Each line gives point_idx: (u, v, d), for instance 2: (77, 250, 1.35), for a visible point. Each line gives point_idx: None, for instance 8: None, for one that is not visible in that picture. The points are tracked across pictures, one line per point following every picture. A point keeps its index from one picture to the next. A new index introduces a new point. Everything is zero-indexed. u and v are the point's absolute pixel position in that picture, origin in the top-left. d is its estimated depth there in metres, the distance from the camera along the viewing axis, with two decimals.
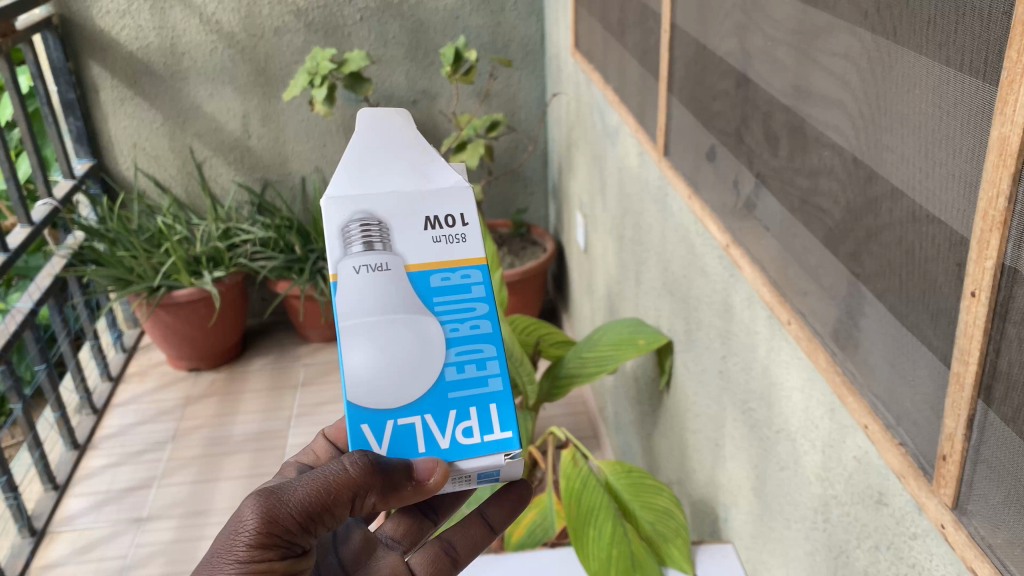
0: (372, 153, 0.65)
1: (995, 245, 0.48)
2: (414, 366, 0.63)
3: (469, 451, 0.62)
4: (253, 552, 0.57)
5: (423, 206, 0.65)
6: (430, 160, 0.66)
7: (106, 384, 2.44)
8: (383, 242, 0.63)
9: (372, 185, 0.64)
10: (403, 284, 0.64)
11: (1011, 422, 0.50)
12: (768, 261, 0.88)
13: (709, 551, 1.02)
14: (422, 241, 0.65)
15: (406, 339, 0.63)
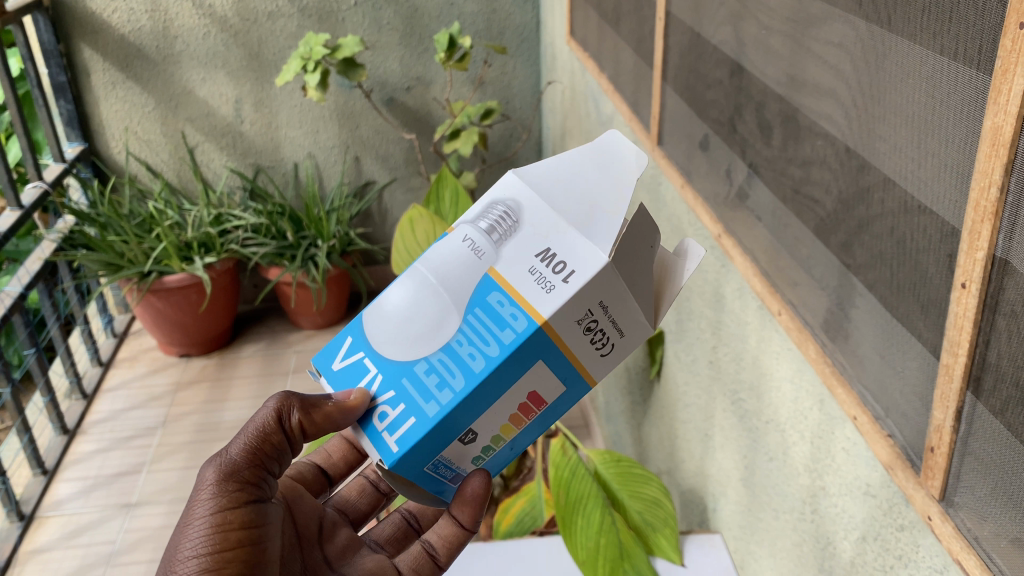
0: (585, 179, 0.58)
1: (986, 236, 0.48)
2: (410, 339, 0.58)
3: (373, 430, 0.60)
4: (214, 502, 0.60)
5: (556, 241, 0.56)
6: (609, 219, 0.56)
7: (97, 369, 2.43)
8: (496, 235, 0.57)
9: (550, 191, 0.58)
10: (464, 274, 0.57)
11: (999, 414, 0.50)
12: (759, 251, 0.87)
13: (698, 542, 1.04)
14: (515, 256, 0.56)
15: (424, 320, 0.58)
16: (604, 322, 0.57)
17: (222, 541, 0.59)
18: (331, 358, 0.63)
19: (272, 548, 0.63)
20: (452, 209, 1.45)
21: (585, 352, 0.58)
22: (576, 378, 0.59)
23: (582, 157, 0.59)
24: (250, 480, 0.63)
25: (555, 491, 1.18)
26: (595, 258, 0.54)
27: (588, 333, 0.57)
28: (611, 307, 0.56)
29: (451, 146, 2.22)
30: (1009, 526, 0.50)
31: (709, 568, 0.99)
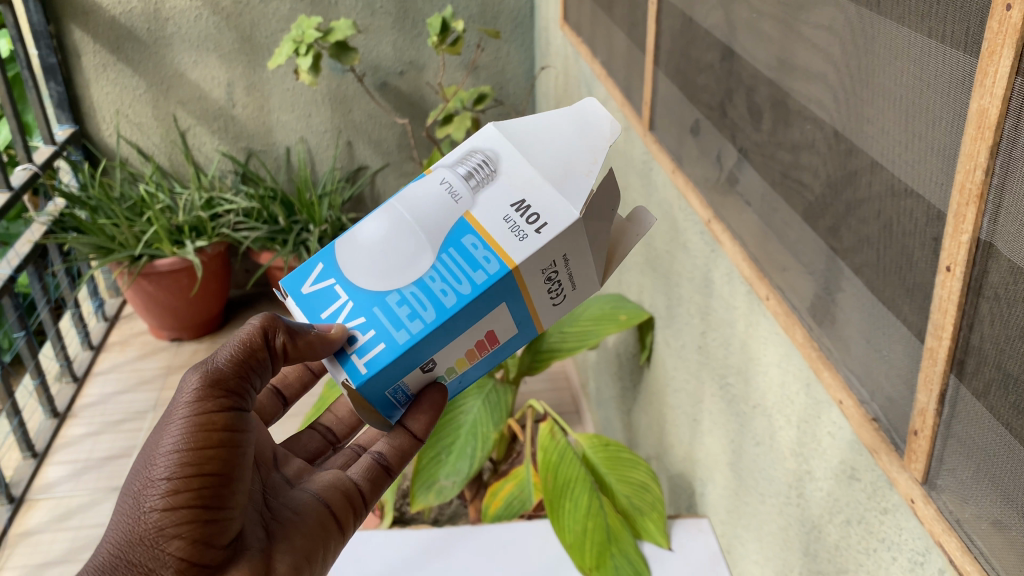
0: (561, 141, 0.62)
1: (970, 219, 0.48)
2: (384, 267, 0.61)
3: (338, 353, 0.61)
4: (191, 411, 0.59)
5: (530, 195, 0.60)
6: (581, 180, 0.60)
7: (87, 353, 2.43)
8: (474, 182, 0.61)
9: (526, 148, 0.62)
10: (441, 213, 0.60)
11: (982, 397, 0.50)
12: (748, 236, 0.87)
13: (686, 526, 1.05)
14: (489, 202, 0.60)
15: (401, 250, 0.60)
16: (564, 275, 0.61)
17: (196, 453, 0.58)
18: (299, 282, 0.64)
19: (247, 464, 0.62)
20: None
21: (541, 300, 0.62)
22: (527, 324, 0.63)
23: (560, 121, 0.63)
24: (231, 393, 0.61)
25: (544, 474, 1.18)
26: (566, 213, 0.58)
27: (549, 282, 0.61)
28: (572, 259, 0.60)
29: (444, 131, 2.22)
30: (991, 508, 0.51)
31: (698, 553, 1.01)
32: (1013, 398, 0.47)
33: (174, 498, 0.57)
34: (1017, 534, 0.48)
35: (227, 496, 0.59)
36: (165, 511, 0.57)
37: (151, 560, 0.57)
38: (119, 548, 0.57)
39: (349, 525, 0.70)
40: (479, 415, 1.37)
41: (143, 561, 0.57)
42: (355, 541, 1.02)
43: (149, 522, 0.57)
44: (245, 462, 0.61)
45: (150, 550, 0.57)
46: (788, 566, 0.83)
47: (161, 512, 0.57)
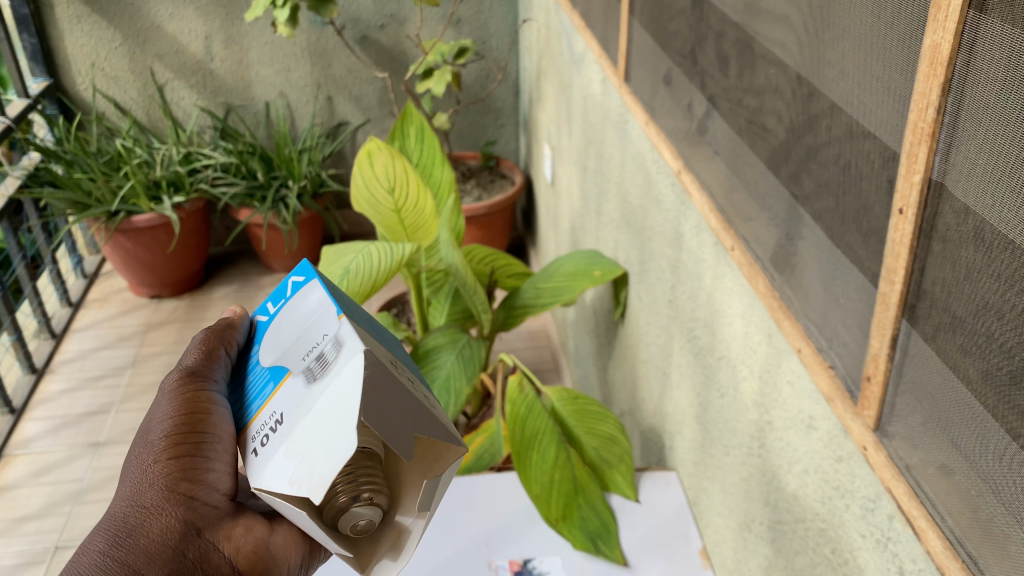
0: (320, 442, 0.51)
1: (923, 159, 0.47)
2: (278, 330, 0.63)
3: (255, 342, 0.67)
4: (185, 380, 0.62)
5: (285, 428, 0.55)
6: (281, 479, 0.52)
7: (66, 309, 2.41)
8: (310, 370, 0.57)
9: (328, 409, 0.53)
10: (293, 355, 0.59)
11: (931, 341, 0.50)
12: (716, 187, 0.86)
13: (654, 479, 1.07)
14: (295, 382, 0.57)
15: (277, 344, 0.62)
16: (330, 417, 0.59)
17: (193, 410, 0.61)
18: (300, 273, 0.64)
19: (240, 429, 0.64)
20: (417, 147, 1.43)
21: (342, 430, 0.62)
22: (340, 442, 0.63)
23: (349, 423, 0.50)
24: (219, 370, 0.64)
25: (513, 428, 1.18)
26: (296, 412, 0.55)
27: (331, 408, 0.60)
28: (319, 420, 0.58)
29: (424, 85, 2.19)
30: (938, 453, 0.50)
31: (663, 505, 1.02)
32: (960, 340, 0.47)
33: (178, 446, 0.59)
34: (962, 479, 0.48)
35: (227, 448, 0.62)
36: (172, 456, 0.59)
37: (162, 502, 0.58)
38: (127, 499, 0.58)
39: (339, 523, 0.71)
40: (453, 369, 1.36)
41: (153, 504, 0.58)
42: None
43: (159, 469, 0.59)
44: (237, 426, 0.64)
45: (161, 490, 0.58)
46: (749, 517, 0.83)
47: (168, 457, 0.59)
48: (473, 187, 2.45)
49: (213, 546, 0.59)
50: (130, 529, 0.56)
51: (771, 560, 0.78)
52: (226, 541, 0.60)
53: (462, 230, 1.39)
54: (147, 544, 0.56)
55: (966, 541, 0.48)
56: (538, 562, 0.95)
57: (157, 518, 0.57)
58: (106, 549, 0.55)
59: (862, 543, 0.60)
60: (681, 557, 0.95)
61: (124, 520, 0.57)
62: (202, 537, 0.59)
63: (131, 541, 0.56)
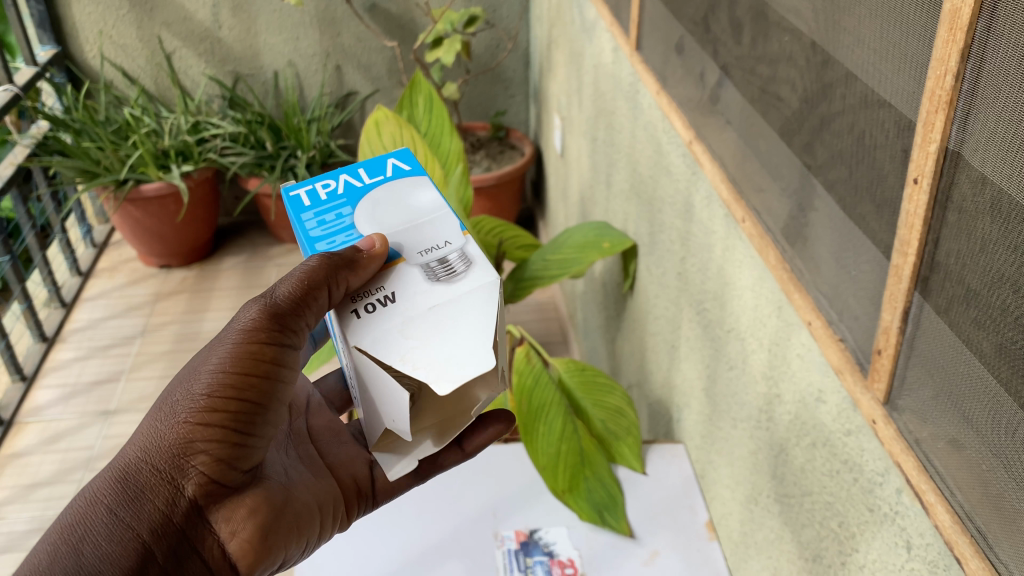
0: (451, 347, 0.55)
1: (939, 127, 0.46)
2: (380, 196, 0.65)
3: (321, 177, 0.68)
4: (237, 338, 0.60)
5: (400, 309, 0.57)
6: (392, 354, 0.55)
7: (76, 279, 2.42)
8: (430, 269, 0.60)
9: (457, 317, 0.57)
10: (408, 239, 0.62)
11: (943, 314, 0.49)
12: (728, 157, 0.85)
13: (661, 451, 1.07)
14: (412, 274, 0.60)
15: (381, 213, 0.64)
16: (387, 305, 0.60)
17: (234, 380, 0.59)
18: (408, 162, 0.69)
19: (279, 401, 0.63)
20: (424, 117, 1.41)
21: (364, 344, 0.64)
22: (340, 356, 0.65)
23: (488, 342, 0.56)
24: (280, 332, 0.61)
25: (519, 400, 1.18)
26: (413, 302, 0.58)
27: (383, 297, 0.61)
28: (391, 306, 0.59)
29: (433, 54, 2.17)
30: (948, 428, 0.50)
31: (670, 478, 1.03)
32: (974, 313, 0.46)
33: (208, 415, 0.59)
34: (973, 454, 0.48)
35: (257, 424, 0.61)
36: (197, 424, 0.58)
37: (175, 470, 0.58)
38: (146, 453, 0.58)
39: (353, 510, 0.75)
40: None
41: (166, 466, 0.58)
42: None
43: (179, 434, 0.58)
44: (275, 400, 0.62)
45: (178, 458, 0.58)
46: (757, 489, 0.83)
47: (192, 424, 0.58)
48: (482, 158, 2.44)
49: (211, 525, 0.60)
50: (138, 489, 0.57)
51: (778, 533, 0.78)
52: (223, 524, 0.61)
53: (470, 200, 1.37)
54: (152, 510, 0.57)
55: (974, 516, 0.48)
56: (544, 533, 0.96)
57: (166, 484, 0.58)
58: (112, 505, 0.56)
59: (869, 517, 0.60)
60: (688, 531, 0.95)
61: (134, 476, 0.57)
62: (201, 515, 0.60)
63: (136, 505, 0.57)
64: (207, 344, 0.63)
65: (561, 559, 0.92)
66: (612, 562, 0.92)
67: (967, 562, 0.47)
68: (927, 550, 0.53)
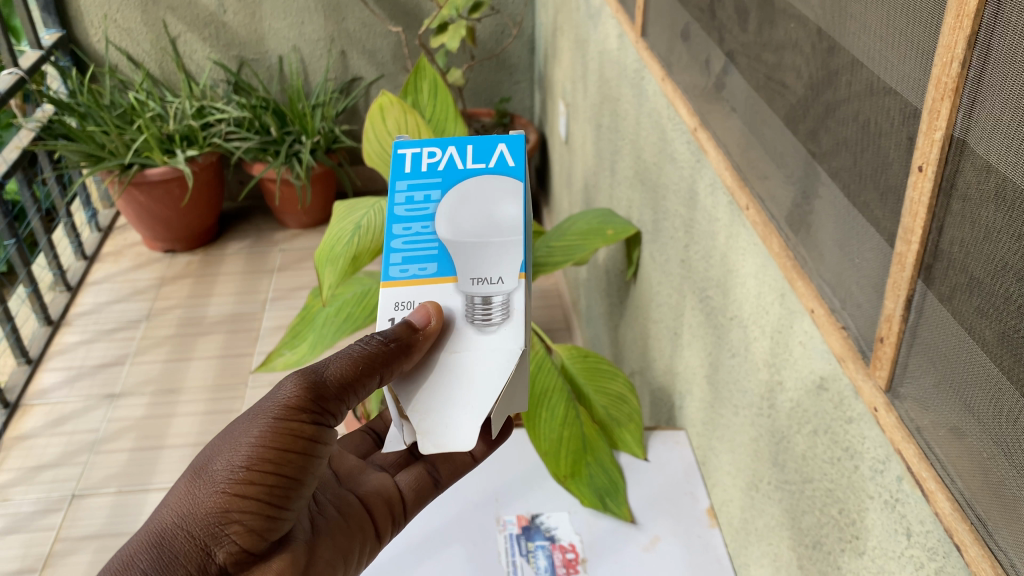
0: (447, 400, 0.62)
1: (945, 115, 0.46)
2: (471, 191, 0.67)
3: (435, 143, 0.72)
4: (278, 413, 0.62)
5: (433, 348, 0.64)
6: (408, 401, 0.63)
7: (81, 263, 2.42)
8: (472, 305, 0.64)
9: (471, 373, 0.62)
10: (468, 258, 0.65)
11: (946, 302, 0.49)
12: (732, 144, 0.85)
13: (663, 438, 1.08)
14: (454, 304, 0.65)
15: (463, 212, 0.66)
16: None
17: (272, 452, 0.61)
18: (516, 155, 0.70)
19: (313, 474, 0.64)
20: (429, 102, 1.41)
21: None
22: None
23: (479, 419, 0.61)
24: (319, 409, 0.63)
25: None
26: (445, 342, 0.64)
27: None
28: None
29: (439, 40, 2.16)
30: (950, 416, 0.50)
31: (671, 465, 1.04)
32: (977, 301, 0.46)
33: (245, 486, 0.59)
34: (975, 441, 0.48)
35: (290, 497, 0.62)
36: (233, 494, 0.59)
37: (209, 538, 0.59)
38: (181, 519, 0.59)
39: (386, 532, 0.75)
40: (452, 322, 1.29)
41: (201, 534, 0.58)
42: None
43: (216, 503, 0.59)
44: (309, 475, 0.63)
45: (213, 526, 0.59)
46: (758, 476, 0.83)
47: (229, 495, 0.59)
48: None
49: None
50: (172, 555, 0.57)
51: (779, 520, 0.78)
52: None
53: None
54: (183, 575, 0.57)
55: (975, 503, 0.48)
56: (545, 518, 0.96)
57: (199, 552, 0.58)
58: (148, 570, 0.56)
59: (870, 503, 0.60)
60: (688, 517, 0.96)
61: (168, 543, 0.58)
62: None
63: (170, 570, 0.57)
64: (244, 415, 0.64)
65: (562, 544, 0.93)
66: (613, 546, 0.93)
67: (966, 548, 0.48)
68: (926, 537, 0.53)
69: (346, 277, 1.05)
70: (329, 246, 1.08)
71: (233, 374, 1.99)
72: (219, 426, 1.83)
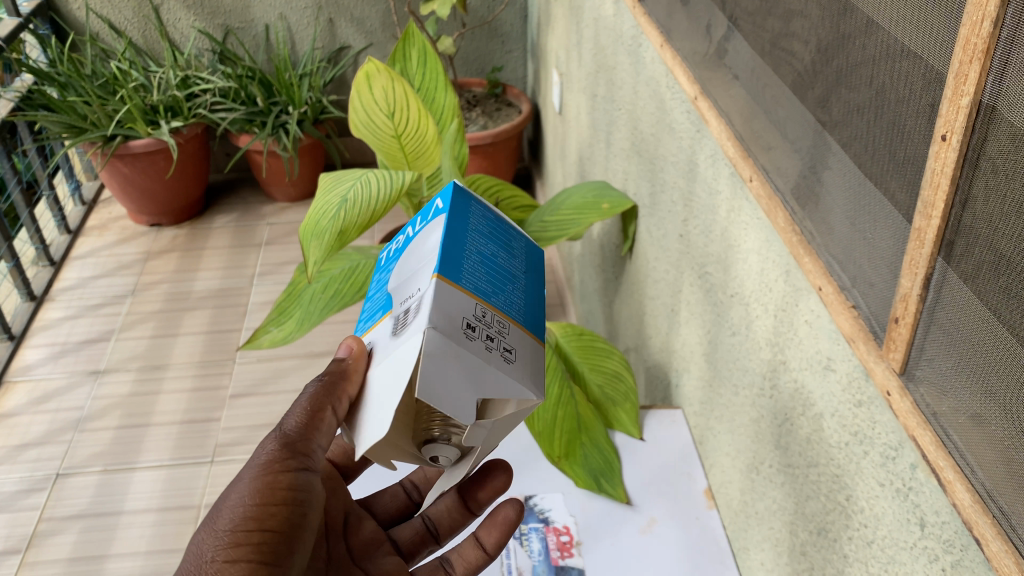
0: (370, 415, 0.54)
1: (973, 79, 0.42)
2: (412, 250, 0.62)
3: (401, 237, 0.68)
4: (258, 470, 0.58)
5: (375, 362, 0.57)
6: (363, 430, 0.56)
7: (65, 237, 2.37)
8: (398, 318, 0.56)
9: (391, 379, 0.53)
10: (399, 292, 0.59)
11: (970, 281, 0.46)
12: (735, 114, 0.81)
13: (659, 417, 1.05)
14: (384, 329, 0.58)
15: (404, 266, 0.61)
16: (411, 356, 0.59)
17: (257, 505, 0.56)
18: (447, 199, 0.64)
19: (307, 521, 0.59)
20: (418, 70, 1.36)
21: None
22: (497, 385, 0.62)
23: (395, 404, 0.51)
24: (293, 456, 0.59)
25: None
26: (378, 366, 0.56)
27: None
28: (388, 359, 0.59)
29: (429, 8, 2.10)
30: (970, 402, 0.47)
31: (669, 444, 1.01)
32: (1004, 281, 0.42)
33: (236, 547, 0.54)
34: (997, 429, 0.45)
35: (286, 547, 0.56)
36: (226, 557, 0.54)
37: None
38: None
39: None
40: None
41: None
42: None
43: (207, 570, 0.53)
44: (302, 519, 0.58)
45: None
46: (759, 458, 0.80)
47: (220, 560, 0.54)
48: (479, 116, 2.38)
49: None
50: None
51: (780, 504, 0.76)
52: None
53: (465, 158, 1.31)
54: None
55: (997, 495, 0.45)
56: (539, 500, 0.94)
57: None
58: None
59: (880, 491, 0.57)
60: (685, 499, 0.93)
61: None
62: None
63: None
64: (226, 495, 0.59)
65: (556, 526, 0.91)
66: (609, 530, 0.90)
67: (987, 543, 0.45)
68: (942, 528, 0.50)
69: (332, 254, 1.01)
70: (315, 220, 1.02)
71: (221, 350, 1.95)
72: (206, 403, 1.80)
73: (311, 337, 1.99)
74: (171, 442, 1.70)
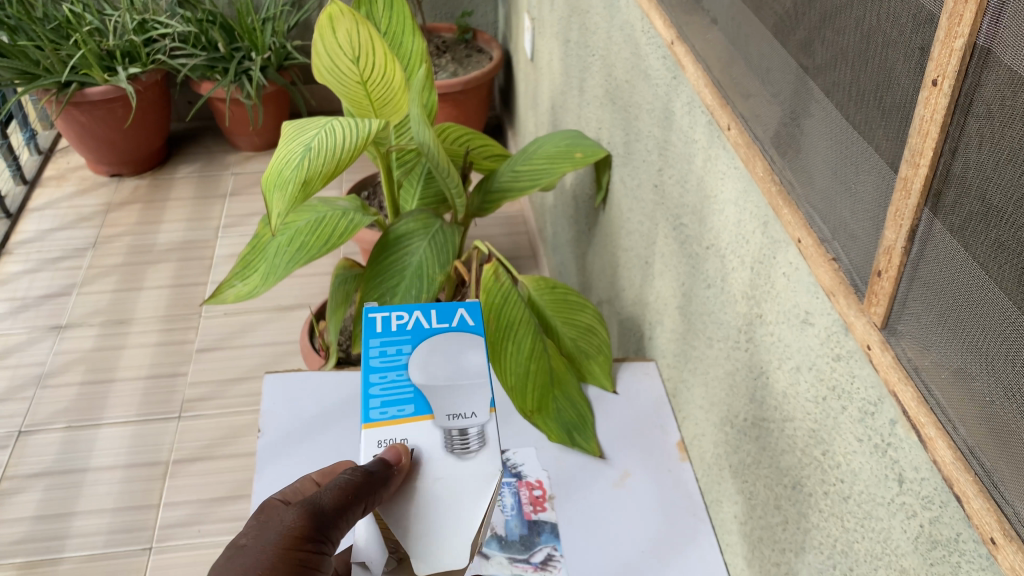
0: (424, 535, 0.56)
1: (968, 20, 0.40)
2: (442, 345, 0.64)
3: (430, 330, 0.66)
4: (280, 543, 0.58)
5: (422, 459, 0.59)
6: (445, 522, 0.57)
7: (21, 188, 2.30)
8: (449, 437, 0.60)
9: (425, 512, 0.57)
10: (444, 399, 0.61)
11: (957, 233, 0.44)
12: (713, 59, 0.78)
13: (632, 369, 1.05)
14: (429, 439, 0.60)
15: (433, 363, 0.63)
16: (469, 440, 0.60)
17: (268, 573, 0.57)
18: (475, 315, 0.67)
19: None
20: (385, 14, 1.32)
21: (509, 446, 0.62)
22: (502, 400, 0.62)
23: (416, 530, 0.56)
24: (319, 538, 0.59)
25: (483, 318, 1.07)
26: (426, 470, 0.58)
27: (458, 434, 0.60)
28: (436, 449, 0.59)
29: None
30: (954, 356, 0.46)
31: (643, 396, 1.01)
32: (995, 234, 0.41)
33: None
34: (980, 385, 0.44)
35: None
36: None
37: None
38: None
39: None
40: (425, 257, 1.22)
41: None
42: (287, 385, 1.00)
43: None
44: None
45: None
46: (733, 411, 0.80)
47: None
48: (448, 63, 2.32)
49: None
50: None
51: (755, 458, 0.75)
52: None
53: (435, 105, 1.27)
54: None
55: (979, 452, 0.44)
56: (512, 454, 0.94)
57: None
58: None
59: (858, 447, 0.56)
60: (659, 451, 0.94)
61: None
62: None
63: None
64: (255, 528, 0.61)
65: (529, 480, 0.91)
66: (583, 483, 0.90)
67: (969, 501, 0.44)
68: (921, 484, 0.49)
69: (296, 206, 0.97)
70: (278, 170, 0.98)
71: (186, 305, 1.91)
72: (173, 358, 1.77)
73: (279, 289, 1.95)
74: (138, 397, 1.67)
